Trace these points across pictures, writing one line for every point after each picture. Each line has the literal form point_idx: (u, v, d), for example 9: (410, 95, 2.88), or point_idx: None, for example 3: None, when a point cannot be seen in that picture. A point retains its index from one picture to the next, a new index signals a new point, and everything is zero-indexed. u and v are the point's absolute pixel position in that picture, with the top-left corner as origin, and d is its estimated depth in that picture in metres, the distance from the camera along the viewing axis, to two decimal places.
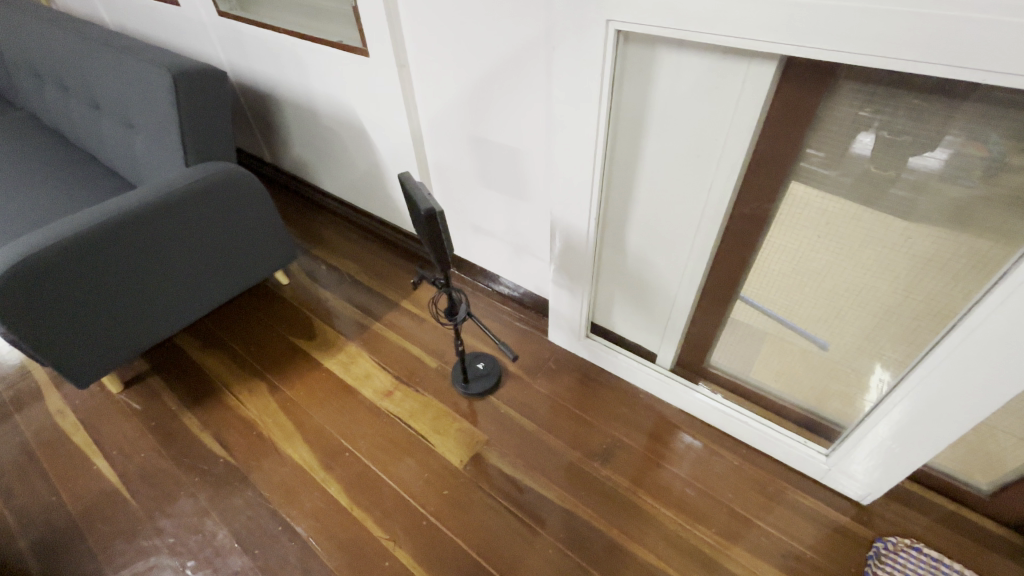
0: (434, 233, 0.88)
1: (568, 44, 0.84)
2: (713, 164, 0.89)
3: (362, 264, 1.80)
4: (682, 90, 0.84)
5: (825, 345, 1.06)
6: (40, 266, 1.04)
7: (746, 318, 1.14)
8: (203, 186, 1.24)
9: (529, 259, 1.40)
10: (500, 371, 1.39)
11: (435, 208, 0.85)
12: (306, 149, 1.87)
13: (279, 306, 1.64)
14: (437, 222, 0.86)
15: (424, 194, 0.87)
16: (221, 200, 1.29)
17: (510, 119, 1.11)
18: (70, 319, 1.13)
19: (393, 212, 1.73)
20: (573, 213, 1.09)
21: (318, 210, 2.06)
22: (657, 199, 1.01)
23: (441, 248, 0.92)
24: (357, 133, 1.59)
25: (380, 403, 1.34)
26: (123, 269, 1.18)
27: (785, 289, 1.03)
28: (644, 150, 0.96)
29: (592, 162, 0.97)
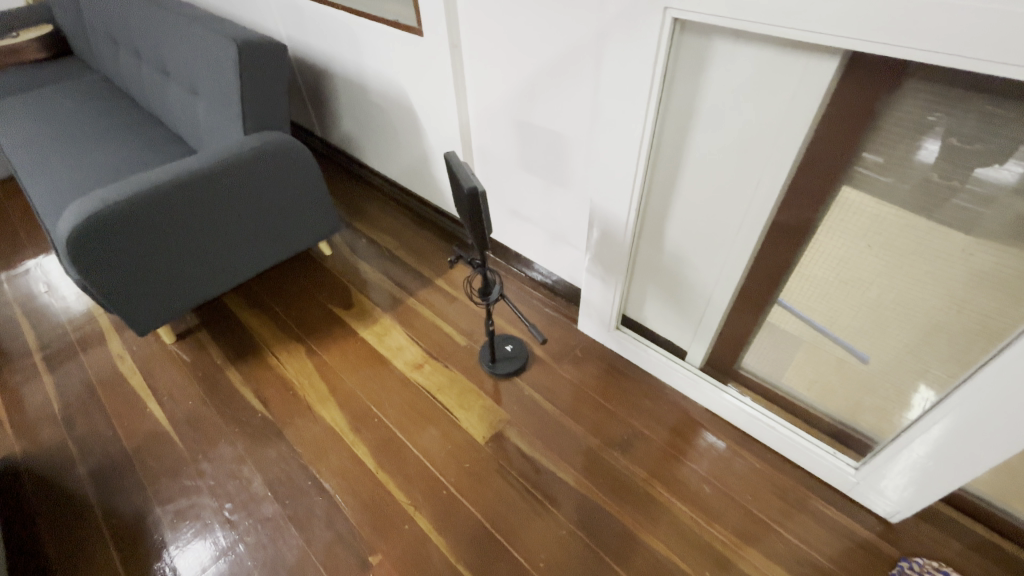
0: (474, 209, 0.89)
1: (622, 30, 0.83)
2: (763, 161, 0.87)
3: (401, 240, 1.85)
4: (737, 82, 0.82)
5: (863, 357, 1.03)
6: (111, 217, 1.12)
7: (784, 324, 1.12)
8: (259, 153, 1.31)
9: (564, 247, 1.40)
10: (527, 354, 1.41)
11: (478, 187, 0.86)
12: (355, 125, 1.92)
13: (320, 275, 1.71)
14: (479, 201, 0.88)
15: (468, 172, 0.88)
16: (275, 169, 1.36)
17: (557, 105, 1.11)
18: (134, 270, 1.22)
19: (434, 190, 1.76)
20: (613, 203, 1.09)
21: (362, 186, 2.12)
22: (701, 193, 0.99)
23: (479, 227, 0.93)
24: (405, 112, 1.62)
25: (410, 374, 1.39)
26: (183, 228, 1.26)
27: (826, 296, 1.00)
28: (691, 143, 0.94)
29: (636, 152, 0.96)
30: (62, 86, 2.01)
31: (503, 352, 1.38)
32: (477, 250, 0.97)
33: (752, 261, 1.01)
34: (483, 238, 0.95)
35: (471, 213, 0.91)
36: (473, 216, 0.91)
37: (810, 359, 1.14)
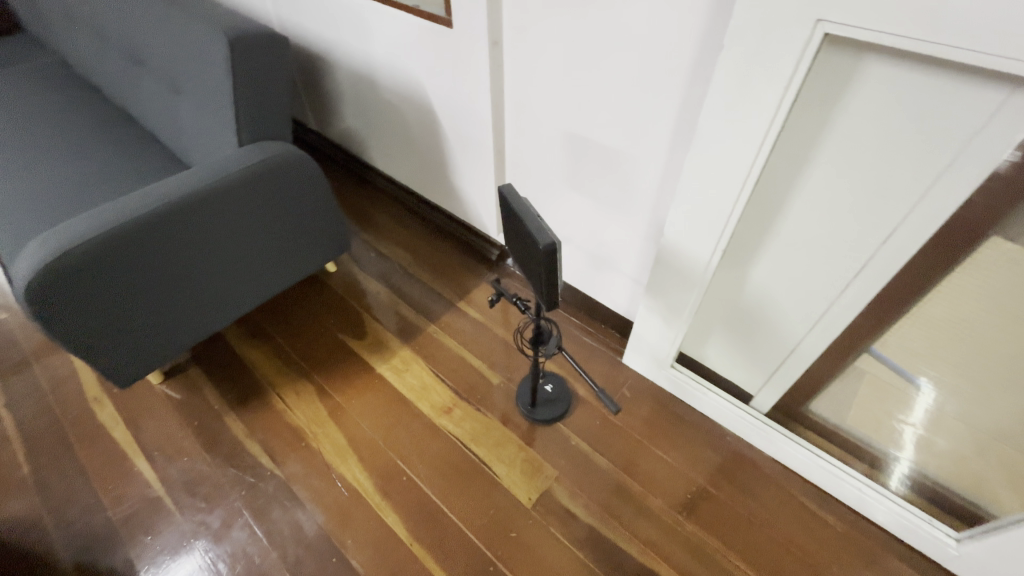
0: (549, 268, 0.72)
1: (748, 46, 0.66)
2: (905, 210, 0.71)
3: (415, 254, 1.66)
4: (887, 115, 0.66)
5: (922, 385, 1.01)
6: (85, 257, 0.93)
7: (875, 370, 1.05)
8: (259, 169, 1.11)
9: (613, 274, 1.24)
10: (569, 395, 1.26)
11: (556, 243, 0.69)
12: (359, 122, 1.70)
13: (326, 298, 1.52)
14: (555, 259, 0.71)
15: (540, 222, 0.71)
16: (277, 187, 1.16)
17: (630, 122, 0.94)
18: (116, 315, 1.02)
19: (453, 200, 1.57)
20: (694, 241, 0.93)
21: (366, 188, 1.90)
22: (807, 237, 0.84)
23: (551, 287, 0.76)
24: (422, 112, 1.41)
25: (439, 421, 1.23)
26: (174, 262, 1.07)
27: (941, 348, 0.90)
28: (806, 181, 0.78)
29: (738, 188, 0.80)
30: (12, 72, 1.72)
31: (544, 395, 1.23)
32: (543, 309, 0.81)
33: (859, 315, 0.87)
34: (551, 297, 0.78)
35: (543, 271, 0.73)
36: (544, 276, 0.74)
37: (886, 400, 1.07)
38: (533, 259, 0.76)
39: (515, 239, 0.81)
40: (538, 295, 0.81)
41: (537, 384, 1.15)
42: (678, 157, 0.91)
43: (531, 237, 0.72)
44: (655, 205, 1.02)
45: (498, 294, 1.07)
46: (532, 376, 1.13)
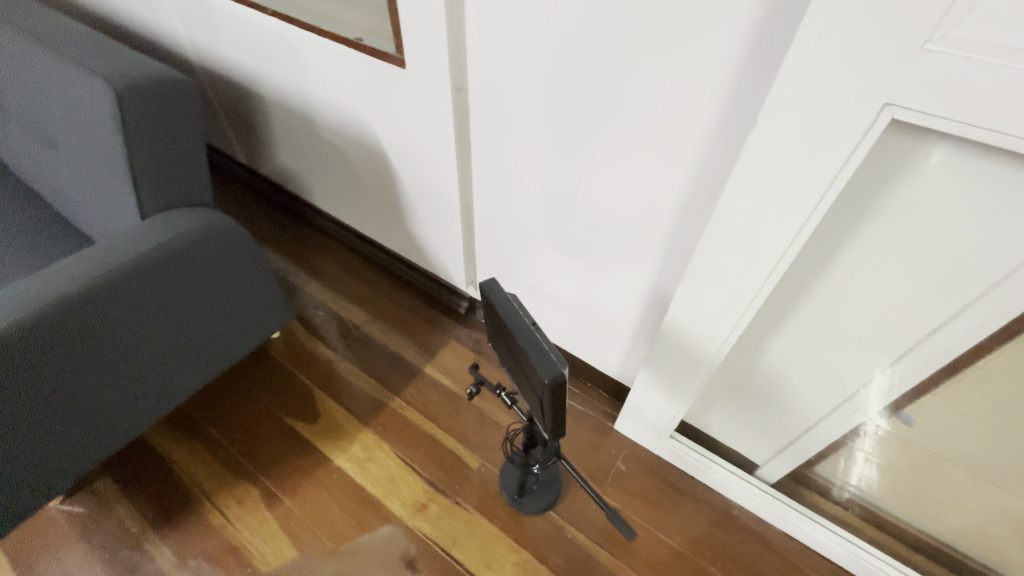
0: (555, 405, 0.59)
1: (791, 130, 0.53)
2: (958, 306, 0.62)
3: (372, 309, 1.48)
4: (949, 207, 0.55)
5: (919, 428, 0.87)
6: None
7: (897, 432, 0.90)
8: (147, 259, 0.87)
9: (602, 337, 1.12)
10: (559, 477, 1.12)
11: (560, 378, 0.55)
12: (299, 160, 1.49)
13: (269, 373, 1.31)
14: (559, 396, 0.57)
15: (539, 351, 0.58)
16: (182, 270, 0.93)
17: (625, 184, 0.81)
18: None
19: (413, 249, 1.40)
20: (705, 323, 0.81)
21: (309, 230, 1.69)
22: (835, 320, 0.74)
23: (555, 419, 0.63)
24: (371, 156, 1.24)
25: (414, 522, 1.07)
26: (66, 372, 0.84)
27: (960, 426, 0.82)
28: (840, 267, 0.68)
29: (766, 275, 0.68)
30: None
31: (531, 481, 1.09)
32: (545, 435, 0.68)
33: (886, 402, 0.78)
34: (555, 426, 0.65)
35: (546, 407, 0.60)
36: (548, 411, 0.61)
37: (902, 467, 0.97)
38: (531, 386, 0.63)
39: (504, 351, 0.68)
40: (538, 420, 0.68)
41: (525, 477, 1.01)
42: (684, 225, 0.79)
43: (529, 363, 0.59)
44: (654, 272, 0.90)
45: (478, 385, 0.92)
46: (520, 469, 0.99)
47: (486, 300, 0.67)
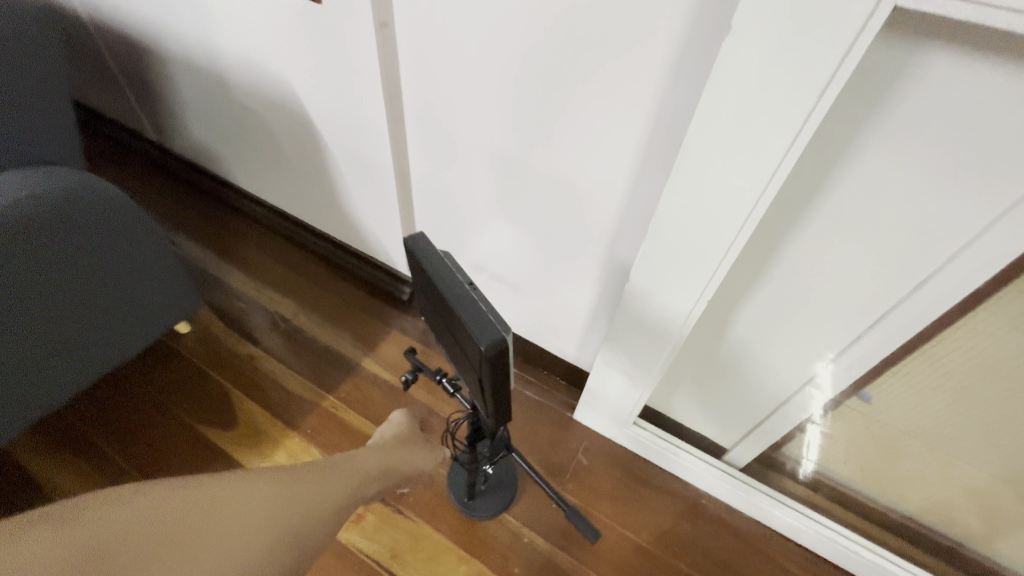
0: (494, 374, 0.49)
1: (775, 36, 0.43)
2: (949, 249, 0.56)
3: (302, 299, 1.31)
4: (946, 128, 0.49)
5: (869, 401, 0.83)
6: None
7: (859, 412, 0.86)
8: None
9: (558, 318, 1.01)
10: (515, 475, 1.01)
11: (501, 343, 0.46)
12: (213, 131, 1.31)
13: (176, 377, 1.14)
14: (502, 363, 0.48)
15: (474, 315, 0.47)
16: (43, 245, 0.74)
17: (577, 132, 0.71)
18: None
19: (347, 229, 1.25)
20: (668, 293, 0.72)
21: (230, 214, 1.49)
22: (812, 278, 0.68)
23: (498, 394, 0.53)
24: (292, 120, 1.08)
25: (348, 538, 0.94)
26: None
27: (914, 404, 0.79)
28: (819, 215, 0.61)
29: (739, 227, 0.59)
30: None
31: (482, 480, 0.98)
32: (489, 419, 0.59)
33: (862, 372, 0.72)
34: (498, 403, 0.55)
35: (485, 377, 0.50)
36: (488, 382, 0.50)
37: (860, 450, 0.93)
38: (469, 356, 0.52)
39: (438, 317, 0.58)
40: (481, 399, 0.58)
41: (474, 479, 0.88)
42: (647, 178, 0.70)
43: (464, 330, 0.49)
44: (614, 237, 0.80)
45: (416, 373, 0.80)
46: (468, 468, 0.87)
47: (411, 258, 0.56)
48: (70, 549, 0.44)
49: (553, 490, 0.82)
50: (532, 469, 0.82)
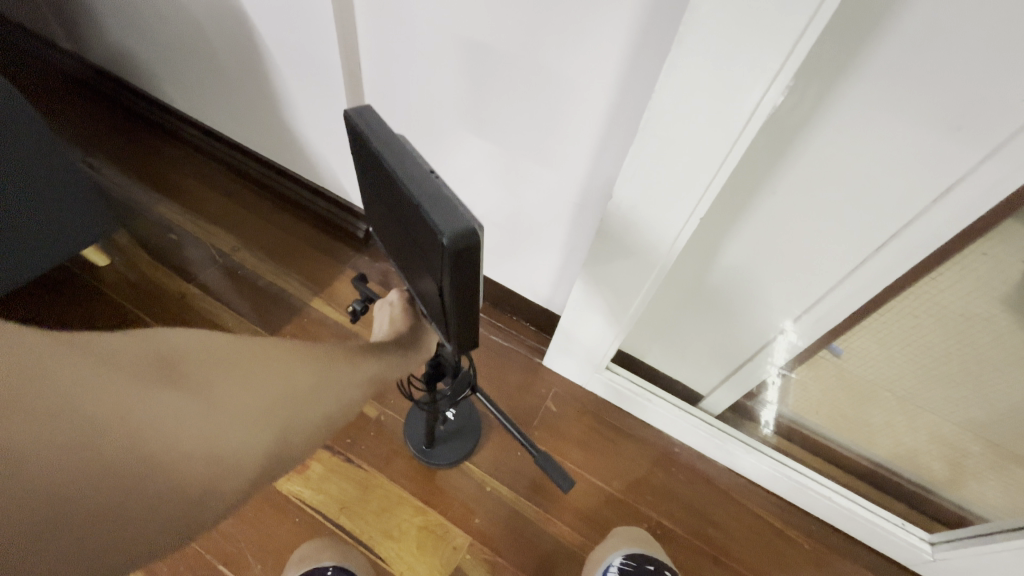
0: (456, 277, 0.40)
1: None
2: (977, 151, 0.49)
3: (244, 233, 1.17)
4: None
5: (839, 353, 0.81)
6: None
7: (828, 363, 0.83)
8: None
9: (531, 253, 0.92)
10: (477, 423, 0.94)
11: (470, 234, 0.37)
12: (132, 33, 1.13)
13: (91, 313, 1.01)
14: (466, 265, 0.39)
15: (435, 202, 0.38)
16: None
17: (556, 13, 0.60)
18: None
19: (293, 152, 1.10)
20: (654, 213, 0.63)
21: (161, 139, 1.31)
22: (817, 196, 0.61)
23: (464, 304, 0.44)
24: (223, 13, 0.91)
25: (291, 487, 0.85)
26: None
27: (878, 352, 0.78)
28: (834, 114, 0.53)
29: (746, 118, 0.49)
30: None
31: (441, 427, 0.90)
32: (450, 342, 0.51)
33: None
34: (464, 317, 0.47)
35: (444, 282, 0.42)
36: (449, 287, 0.41)
37: (826, 403, 0.91)
38: (426, 256, 0.43)
39: (393, 217, 0.48)
40: (442, 317, 0.49)
41: (432, 424, 0.80)
42: (638, 74, 0.60)
43: (421, 220, 0.39)
44: (596, 152, 0.71)
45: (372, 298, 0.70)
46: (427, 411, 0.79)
47: (356, 140, 0.46)
48: (116, 387, 0.34)
49: (522, 433, 0.74)
50: (499, 411, 0.75)
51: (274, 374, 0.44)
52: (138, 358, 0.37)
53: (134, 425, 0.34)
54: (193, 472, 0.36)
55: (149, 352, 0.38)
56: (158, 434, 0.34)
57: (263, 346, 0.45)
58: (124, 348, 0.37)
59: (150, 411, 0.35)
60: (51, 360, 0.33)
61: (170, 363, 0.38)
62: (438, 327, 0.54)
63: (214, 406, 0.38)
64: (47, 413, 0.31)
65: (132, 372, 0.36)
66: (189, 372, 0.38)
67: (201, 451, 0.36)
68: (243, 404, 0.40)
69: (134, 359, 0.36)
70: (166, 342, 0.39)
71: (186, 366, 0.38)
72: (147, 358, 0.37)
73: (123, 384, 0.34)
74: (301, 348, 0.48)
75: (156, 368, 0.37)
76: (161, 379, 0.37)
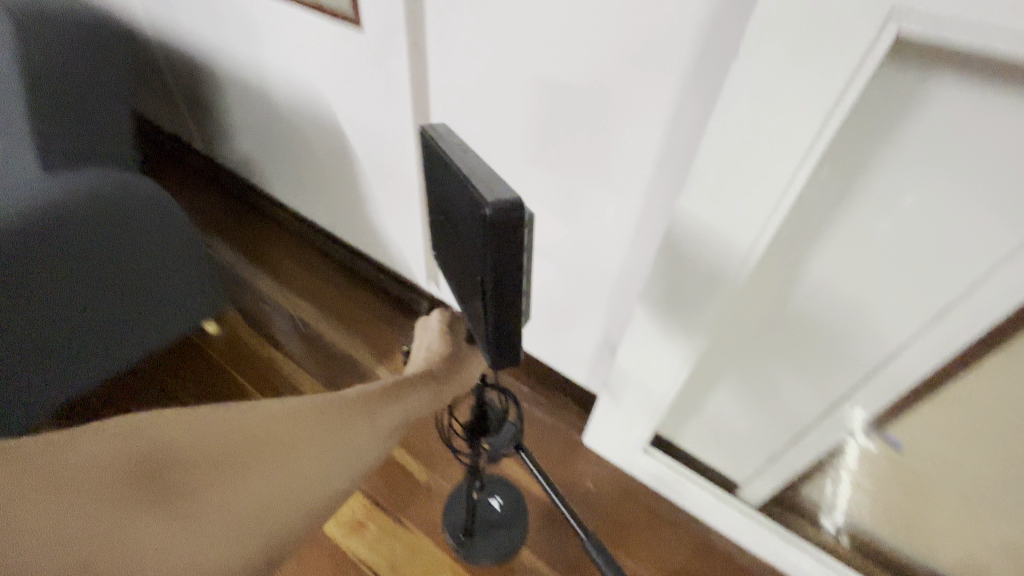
0: (496, 276, 0.46)
1: (783, 66, 0.46)
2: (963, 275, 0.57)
3: (325, 306, 1.35)
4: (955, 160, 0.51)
5: (897, 444, 0.78)
6: None
7: (888, 451, 0.81)
8: (49, 214, 0.78)
9: (574, 335, 1.03)
10: (520, 521, 0.96)
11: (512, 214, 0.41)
12: (254, 144, 1.41)
13: (200, 374, 1.20)
14: (509, 245, 0.43)
15: (484, 184, 0.43)
16: (74, 231, 0.82)
17: (622, 68, 0.64)
18: None
19: (371, 240, 1.30)
20: (680, 314, 0.73)
21: (264, 224, 1.57)
22: (826, 305, 0.68)
23: (504, 315, 0.51)
24: (328, 135, 1.14)
25: (347, 545, 0.94)
26: None
27: (940, 449, 0.75)
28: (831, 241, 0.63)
29: (762, 233, 0.57)
30: None
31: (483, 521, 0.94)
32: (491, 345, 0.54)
33: None
34: (505, 311, 0.50)
35: (487, 281, 0.47)
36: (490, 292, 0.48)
37: (887, 492, 0.88)
38: (472, 253, 0.49)
39: (450, 223, 0.55)
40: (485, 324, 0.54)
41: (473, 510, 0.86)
42: (667, 180, 0.70)
43: (471, 213, 0.45)
44: (649, 198, 0.74)
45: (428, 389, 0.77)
46: (467, 483, 0.84)
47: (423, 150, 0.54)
48: (103, 511, 0.38)
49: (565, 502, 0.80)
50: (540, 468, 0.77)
51: (261, 466, 0.45)
52: (126, 472, 0.40)
53: (111, 548, 0.36)
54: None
55: (137, 462, 0.41)
56: (145, 553, 0.37)
57: (253, 434, 0.47)
58: (114, 462, 0.40)
59: (127, 530, 0.38)
60: (43, 502, 0.37)
61: (150, 477, 0.41)
62: (480, 338, 0.58)
63: (197, 514, 0.40)
64: (41, 550, 0.35)
65: (118, 489, 0.39)
66: (174, 481, 0.41)
67: (196, 554, 0.38)
68: (226, 500, 0.42)
69: (123, 477, 0.40)
70: (149, 452, 0.42)
71: (169, 474, 0.41)
72: (135, 475, 0.40)
73: (108, 510, 0.38)
74: (297, 430, 0.49)
75: (143, 483, 0.40)
76: (144, 493, 0.40)
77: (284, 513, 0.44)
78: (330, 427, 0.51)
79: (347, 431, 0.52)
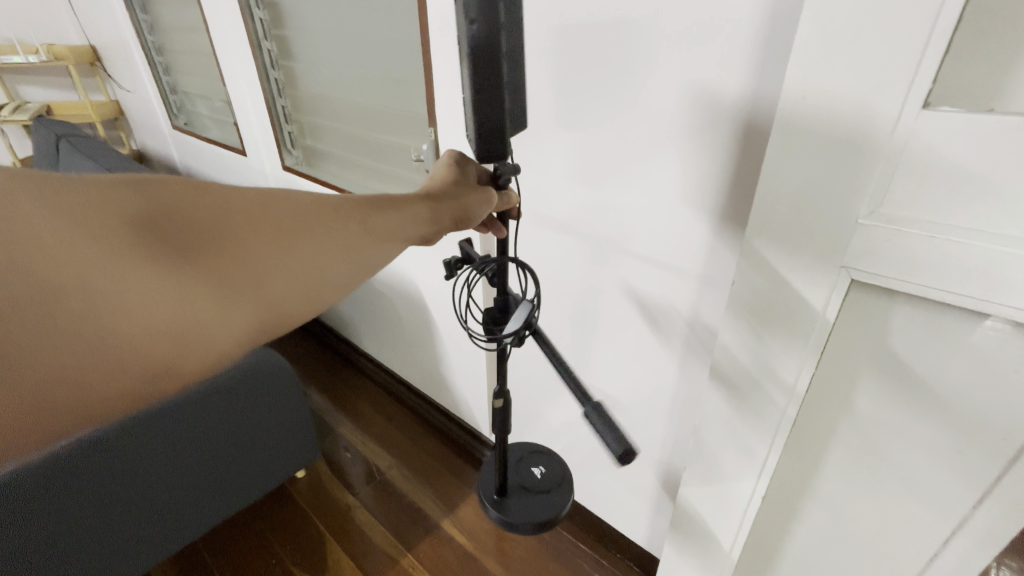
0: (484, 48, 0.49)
1: (770, 294, 0.60)
2: (986, 482, 0.58)
3: (397, 452, 1.49)
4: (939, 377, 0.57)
5: None
6: (79, 462, 0.90)
7: None
8: (252, 375, 1.18)
9: (629, 496, 1.07)
10: (564, 480, 0.96)
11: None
12: (351, 308, 1.70)
13: (286, 515, 1.32)
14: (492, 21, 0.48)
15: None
16: (256, 389, 1.18)
17: (669, 153, 0.71)
18: (98, 534, 0.96)
19: (442, 391, 1.46)
20: (722, 485, 0.78)
21: (353, 373, 1.81)
22: (862, 502, 0.69)
23: (491, 109, 0.53)
24: (412, 305, 1.39)
25: None
26: (181, 470, 1.07)
27: None
28: (847, 437, 0.67)
29: (791, 404, 0.66)
30: None
31: (519, 493, 0.95)
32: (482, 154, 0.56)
33: None
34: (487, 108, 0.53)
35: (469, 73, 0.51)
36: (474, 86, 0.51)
37: None
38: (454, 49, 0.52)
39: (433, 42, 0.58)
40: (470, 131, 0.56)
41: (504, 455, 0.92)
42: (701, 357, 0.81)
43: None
44: (678, 179, 0.71)
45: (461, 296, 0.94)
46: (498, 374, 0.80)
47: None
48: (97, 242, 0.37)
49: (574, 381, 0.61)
50: (555, 360, 0.63)
51: (255, 246, 0.44)
52: (121, 218, 0.39)
53: (87, 297, 0.37)
54: (174, 325, 0.39)
55: (131, 212, 0.39)
56: (123, 312, 0.37)
57: (247, 215, 0.45)
58: (111, 206, 0.39)
59: (118, 271, 0.37)
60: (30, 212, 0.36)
61: (145, 219, 0.40)
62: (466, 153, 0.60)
63: (194, 275, 0.40)
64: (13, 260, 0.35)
65: (115, 236, 0.38)
66: (170, 229, 0.40)
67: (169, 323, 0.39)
68: (219, 281, 0.42)
69: (116, 210, 0.39)
70: (139, 199, 0.40)
71: (170, 221, 0.41)
72: (125, 215, 0.39)
73: (97, 245, 0.37)
74: (297, 220, 0.48)
75: (133, 223, 0.39)
76: (142, 240, 0.39)
77: (295, 301, 0.47)
78: (329, 224, 0.50)
79: (351, 233, 0.52)
